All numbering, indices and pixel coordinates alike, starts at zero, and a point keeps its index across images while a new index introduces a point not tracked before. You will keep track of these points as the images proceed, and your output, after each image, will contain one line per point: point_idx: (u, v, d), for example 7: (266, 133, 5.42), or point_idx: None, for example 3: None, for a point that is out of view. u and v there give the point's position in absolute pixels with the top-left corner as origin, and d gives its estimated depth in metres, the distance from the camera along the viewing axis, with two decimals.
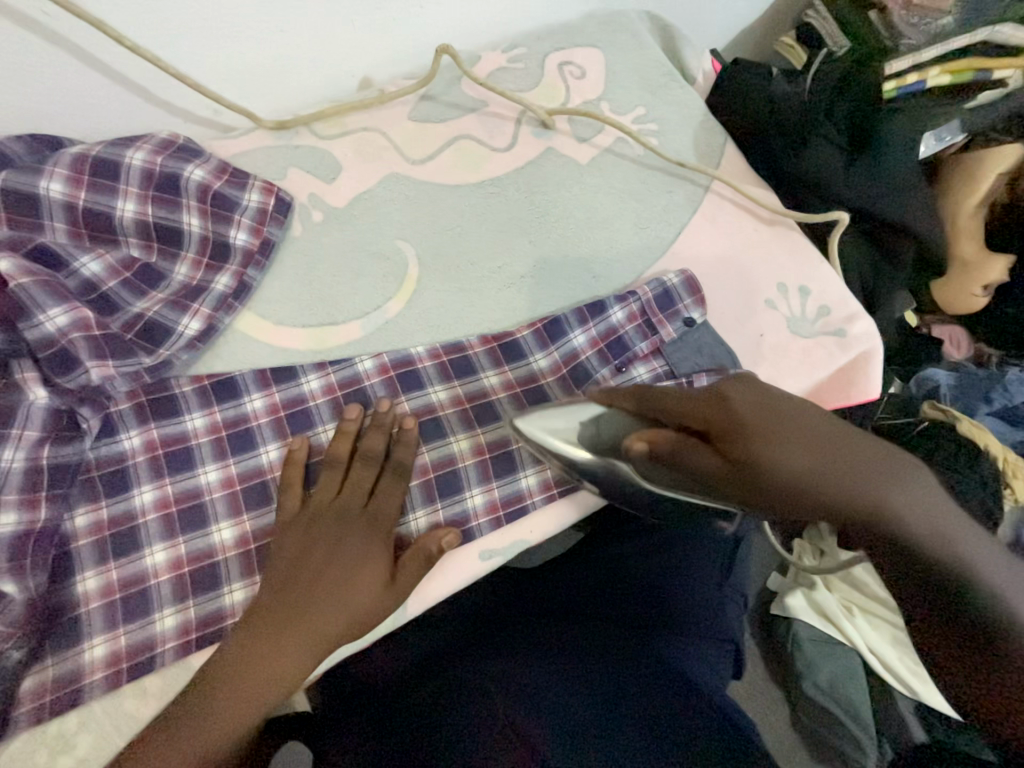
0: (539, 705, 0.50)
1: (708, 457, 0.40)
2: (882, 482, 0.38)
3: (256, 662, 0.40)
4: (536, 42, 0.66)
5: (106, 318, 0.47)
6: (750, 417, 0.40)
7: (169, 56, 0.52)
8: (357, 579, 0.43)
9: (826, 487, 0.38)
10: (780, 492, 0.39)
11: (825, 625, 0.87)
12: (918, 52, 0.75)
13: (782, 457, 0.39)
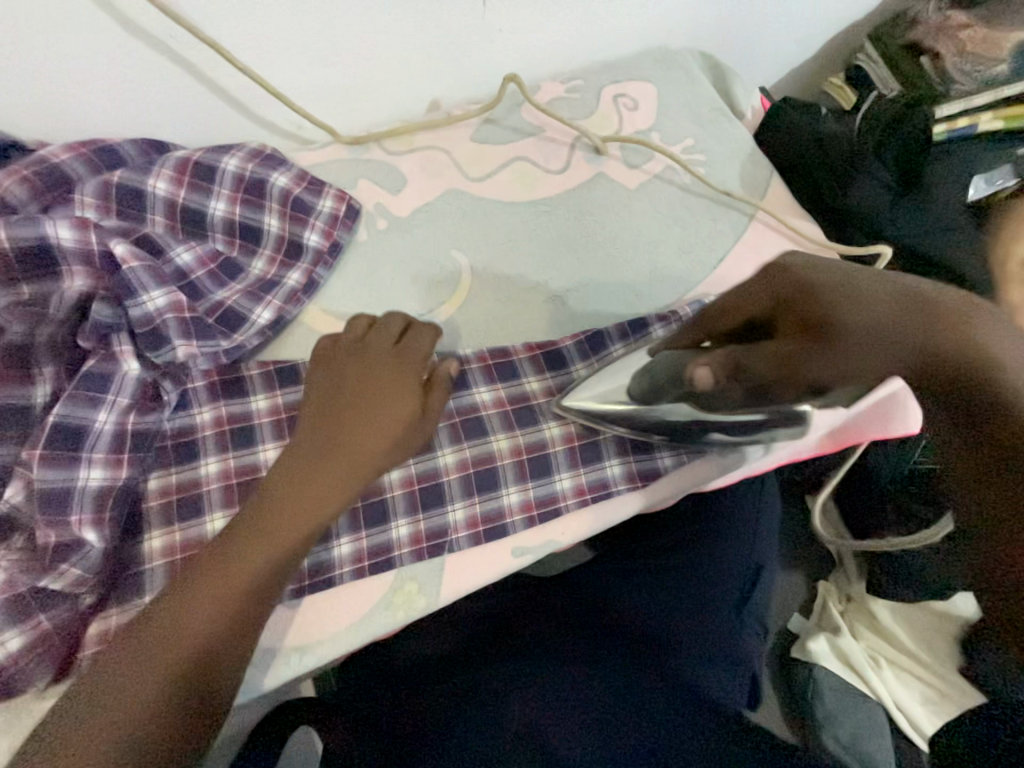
0: (554, 710, 0.52)
1: (770, 344, 0.41)
2: (1017, 366, 0.30)
3: (262, 550, 0.41)
4: (593, 75, 0.71)
5: (192, 303, 0.52)
6: (825, 287, 0.39)
7: (266, 75, 0.58)
8: (368, 438, 0.45)
9: (918, 352, 0.33)
10: (847, 357, 0.37)
11: (848, 675, 0.85)
12: (969, 98, 0.75)
13: (857, 321, 0.36)
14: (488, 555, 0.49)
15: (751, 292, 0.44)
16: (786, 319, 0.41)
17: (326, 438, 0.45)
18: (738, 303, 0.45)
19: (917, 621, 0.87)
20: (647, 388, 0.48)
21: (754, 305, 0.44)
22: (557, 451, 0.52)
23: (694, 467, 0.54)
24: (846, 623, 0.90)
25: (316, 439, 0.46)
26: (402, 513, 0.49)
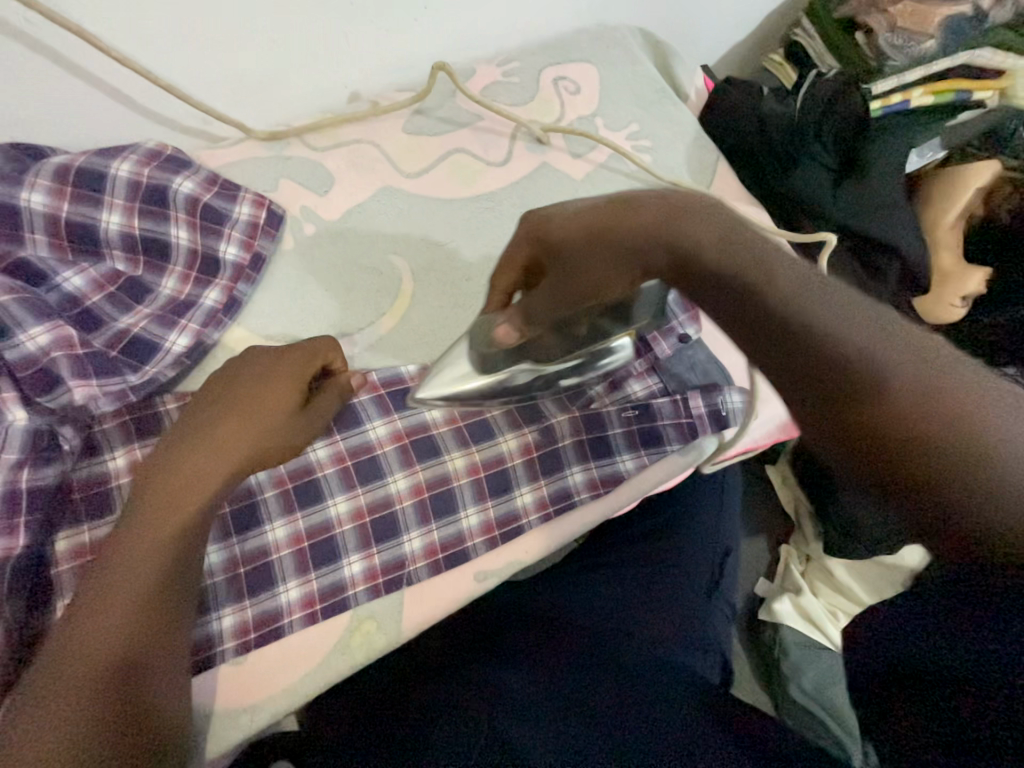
0: (528, 717, 0.51)
1: (546, 284, 0.42)
2: (705, 240, 0.37)
3: (143, 569, 0.37)
4: (531, 56, 0.67)
5: (89, 334, 0.46)
6: (560, 221, 0.42)
7: (155, 65, 0.51)
8: (232, 434, 0.41)
9: (628, 252, 0.39)
10: (586, 274, 0.41)
11: (809, 629, 0.89)
12: (901, 74, 0.78)
13: (588, 233, 0.40)
14: (452, 580, 0.47)
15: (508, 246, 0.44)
16: (550, 262, 0.43)
17: (188, 444, 0.40)
18: (509, 247, 0.44)
19: (869, 573, 0.90)
20: (483, 364, 0.46)
21: (514, 256, 0.44)
22: (515, 464, 0.50)
23: (655, 468, 0.53)
24: (806, 583, 0.94)
25: (177, 450, 0.40)
26: (354, 549, 0.46)
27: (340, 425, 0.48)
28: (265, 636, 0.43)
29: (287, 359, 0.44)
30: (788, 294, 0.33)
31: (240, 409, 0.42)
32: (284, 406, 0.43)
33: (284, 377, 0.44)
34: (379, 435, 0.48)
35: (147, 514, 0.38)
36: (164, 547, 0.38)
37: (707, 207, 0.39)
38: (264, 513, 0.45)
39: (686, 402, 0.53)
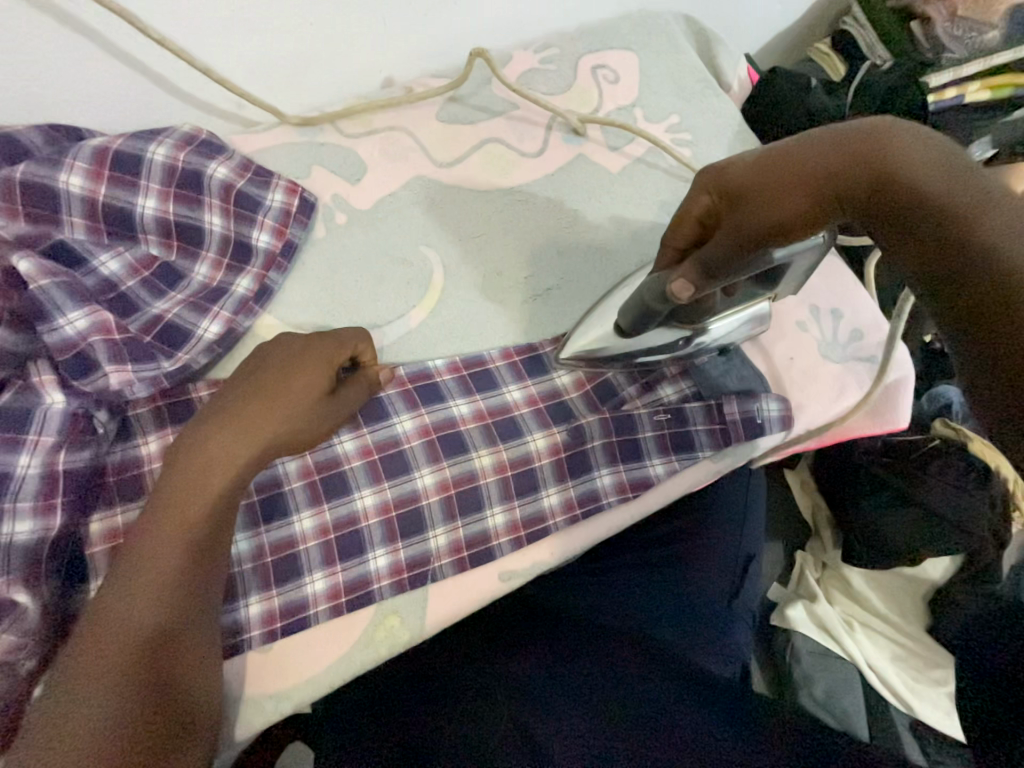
0: (544, 711, 0.51)
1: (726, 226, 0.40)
2: (920, 168, 0.35)
3: (173, 543, 0.37)
4: (569, 43, 0.65)
5: (124, 319, 0.46)
6: (752, 160, 0.40)
7: (193, 48, 0.50)
8: (267, 410, 0.42)
9: (826, 181, 0.38)
10: (779, 205, 0.39)
11: (824, 636, 0.87)
12: (960, 65, 0.74)
13: (797, 169, 0.38)
14: (475, 578, 0.47)
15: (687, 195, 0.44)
16: (729, 205, 0.41)
17: (216, 423, 0.40)
18: (695, 192, 0.43)
19: (890, 586, 0.91)
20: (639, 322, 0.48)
21: (696, 204, 0.43)
22: (542, 463, 0.49)
23: (685, 473, 0.51)
24: (822, 590, 0.93)
25: (206, 427, 0.40)
26: (380, 543, 0.45)
27: (367, 419, 0.48)
28: (292, 626, 0.43)
29: (313, 347, 0.45)
30: (991, 220, 0.31)
31: (266, 394, 0.42)
32: (313, 393, 0.43)
33: (313, 365, 0.44)
34: (406, 430, 0.48)
35: (180, 488, 0.38)
36: (194, 521, 0.38)
37: (932, 141, 0.36)
38: (292, 504, 0.45)
39: (721, 408, 0.51)
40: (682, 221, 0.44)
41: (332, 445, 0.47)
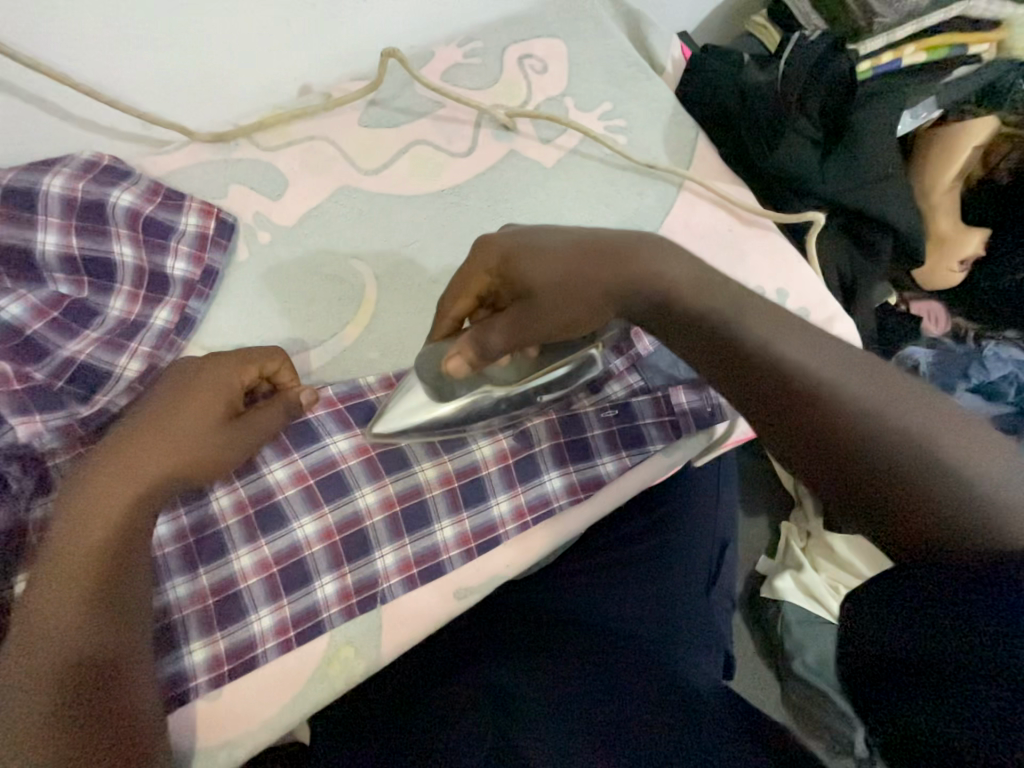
0: (529, 723, 0.50)
1: (502, 318, 0.41)
2: (679, 284, 0.37)
3: (84, 572, 0.36)
4: (493, 35, 0.62)
5: (30, 367, 0.43)
6: (514, 250, 0.42)
7: (81, 71, 0.47)
8: (179, 421, 0.41)
9: (607, 293, 0.39)
10: (557, 309, 0.40)
11: (810, 603, 0.90)
12: (892, 31, 0.75)
13: (552, 273, 0.40)
14: (430, 597, 0.45)
15: (456, 282, 0.44)
16: (508, 295, 0.43)
17: (109, 467, 0.39)
18: (461, 275, 0.44)
19: (870, 546, 0.91)
20: (434, 389, 0.44)
21: (475, 288, 0.44)
22: (490, 471, 0.48)
23: (639, 468, 0.50)
24: (808, 558, 0.94)
25: (116, 446, 0.40)
26: (326, 571, 0.44)
27: (297, 443, 0.46)
28: (241, 666, 0.42)
29: (214, 369, 0.43)
30: (754, 330, 0.35)
31: (165, 423, 0.41)
32: (215, 416, 0.42)
33: (215, 388, 0.42)
34: (341, 450, 0.46)
35: (75, 532, 0.37)
36: (99, 569, 0.36)
37: (678, 257, 0.39)
38: (228, 542, 0.43)
39: (669, 399, 0.51)
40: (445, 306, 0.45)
41: (262, 476, 0.45)
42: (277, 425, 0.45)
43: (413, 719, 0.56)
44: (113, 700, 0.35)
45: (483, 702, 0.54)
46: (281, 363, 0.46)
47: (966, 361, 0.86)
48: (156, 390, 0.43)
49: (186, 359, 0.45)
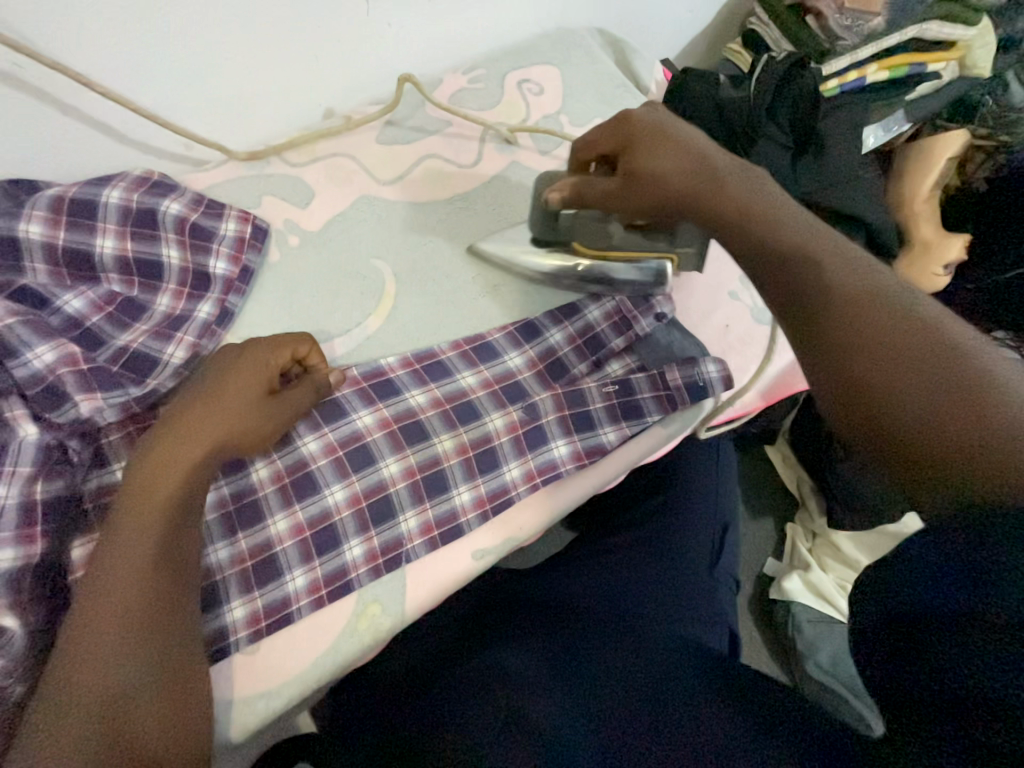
0: (539, 693, 0.53)
1: (612, 186, 0.50)
2: (734, 190, 0.44)
3: (132, 562, 0.39)
4: (495, 63, 0.70)
5: (92, 352, 0.48)
6: (647, 129, 0.49)
7: (138, 99, 0.54)
8: (226, 399, 0.45)
9: (688, 191, 0.46)
10: (648, 191, 0.48)
11: (819, 602, 0.95)
12: (855, 51, 0.84)
13: (656, 162, 0.47)
14: (449, 560, 0.49)
15: (602, 132, 0.53)
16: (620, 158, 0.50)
17: (154, 455, 0.42)
18: (608, 125, 0.52)
19: (877, 543, 0.95)
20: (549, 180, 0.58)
21: (604, 144, 0.52)
22: (501, 441, 0.52)
23: (638, 441, 0.55)
24: (815, 559, 0.99)
25: (167, 434, 0.43)
26: (354, 534, 0.48)
27: (329, 419, 0.51)
28: (277, 623, 0.45)
29: (255, 352, 0.48)
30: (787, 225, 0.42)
31: (210, 400, 0.45)
32: (256, 393, 0.46)
33: (253, 370, 0.47)
34: (368, 424, 0.51)
35: (128, 526, 0.40)
36: (132, 566, 0.39)
37: (755, 181, 0.45)
38: (265, 508, 0.48)
39: (664, 376, 0.55)
40: (586, 144, 0.54)
41: (297, 448, 0.49)
42: (310, 402, 0.49)
43: (433, 691, 0.59)
44: (135, 688, 0.36)
45: (495, 678, 0.56)
46: (310, 348, 0.50)
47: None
48: (204, 371, 0.48)
49: (226, 346, 0.50)
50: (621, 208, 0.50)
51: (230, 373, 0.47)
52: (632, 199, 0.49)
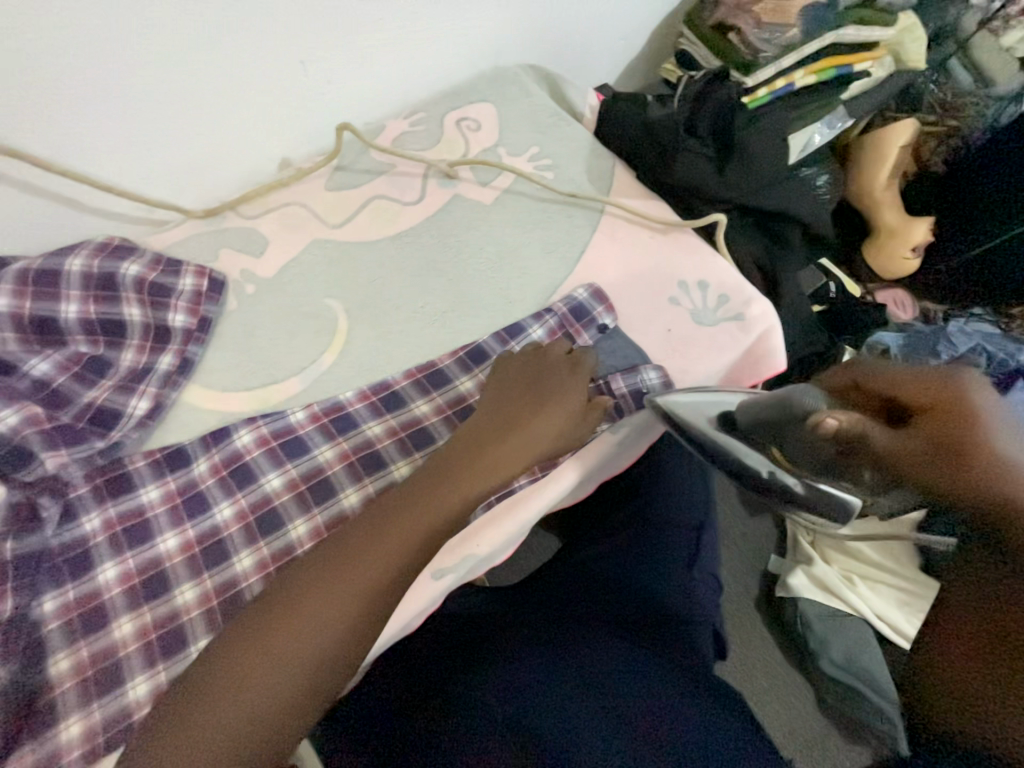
0: (536, 707, 0.57)
1: (905, 438, 0.37)
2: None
3: (373, 568, 0.45)
4: (434, 106, 0.75)
5: (57, 410, 0.51)
6: (988, 420, 0.35)
7: (95, 172, 0.58)
8: (523, 420, 0.53)
9: (998, 494, 0.32)
10: (963, 476, 0.34)
11: (827, 597, 0.94)
12: (776, 64, 0.87)
13: (1013, 450, 0.34)
14: (409, 584, 0.50)
15: (908, 377, 0.40)
16: (923, 420, 0.37)
17: (452, 470, 0.49)
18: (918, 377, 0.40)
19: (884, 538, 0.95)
20: (760, 406, 0.49)
21: (907, 390, 0.39)
22: None
23: (590, 450, 0.56)
24: (818, 551, 0.99)
25: (456, 449, 0.51)
26: None
27: (290, 455, 0.53)
28: None
29: (514, 370, 0.56)
30: None
31: (530, 408, 0.53)
32: (565, 414, 0.54)
33: (562, 395, 0.54)
34: (328, 458, 0.53)
35: (378, 533, 0.46)
36: (370, 577, 0.44)
37: None
38: (231, 548, 0.50)
39: (609, 385, 0.58)
40: (883, 379, 0.41)
41: (261, 485, 0.52)
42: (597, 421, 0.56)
43: (432, 709, 0.60)
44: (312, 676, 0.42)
45: (490, 701, 0.58)
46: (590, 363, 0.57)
47: (935, 339, 1.03)
48: (513, 383, 0.55)
49: (513, 357, 0.57)
50: (909, 458, 0.36)
51: (554, 388, 0.55)
52: (917, 469, 0.36)
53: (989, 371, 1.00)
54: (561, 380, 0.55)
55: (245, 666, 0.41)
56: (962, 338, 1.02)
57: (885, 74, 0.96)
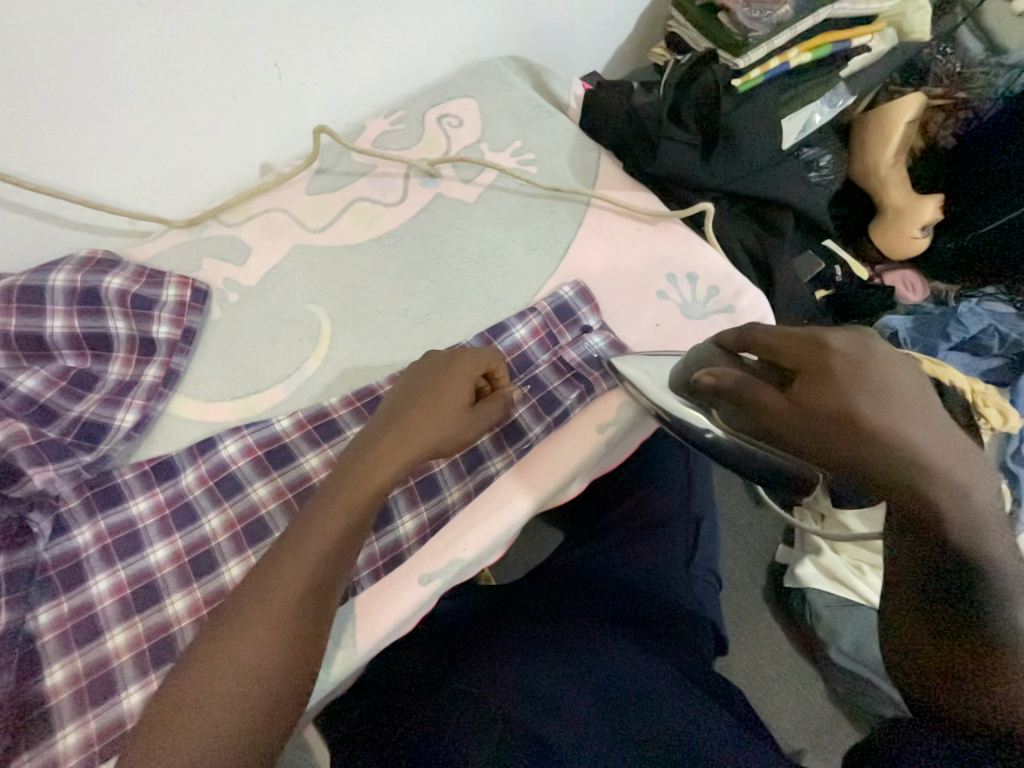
0: (531, 698, 0.55)
1: (779, 400, 0.44)
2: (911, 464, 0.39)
3: (296, 582, 0.42)
4: (414, 103, 0.74)
5: (44, 427, 0.51)
6: (847, 375, 0.40)
7: (73, 187, 0.58)
8: (416, 414, 0.50)
9: (852, 456, 0.40)
10: (812, 436, 0.42)
11: (834, 587, 0.93)
12: (769, 42, 0.84)
13: (864, 410, 0.39)
14: (394, 589, 0.50)
15: (785, 337, 0.44)
16: (799, 381, 0.43)
17: (344, 477, 0.47)
18: (793, 337, 0.44)
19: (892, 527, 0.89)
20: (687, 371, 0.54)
21: (784, 353, 0.44)
22: (441, 467, 0.54)
23: (577, 447, 0.56)
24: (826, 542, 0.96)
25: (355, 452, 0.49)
26: None
27: (276, 464, 0.53)
28: None
29: (417, 374, 0.53)
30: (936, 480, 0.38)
31: (422, 406, 0.50)
32: (460, 405, 0.50)
33: (455, 384, 0.51)
34: (314, 466, 0.53)
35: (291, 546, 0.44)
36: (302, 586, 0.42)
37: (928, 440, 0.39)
38: (219, 557, 0.50)
39: (565, 360, 0.59)
40: (768, 338, 0.46)
41: (248, 494, 0.52)
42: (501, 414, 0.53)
43: (430, 704, 0.59)
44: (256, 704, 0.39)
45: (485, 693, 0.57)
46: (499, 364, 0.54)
47: (945, 322, 0.99)
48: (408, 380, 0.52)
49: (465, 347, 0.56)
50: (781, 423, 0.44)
51: (442, 381, 0.51)
52: (790, 427, 0.43)
53: (1001, 352, 0.97)
54: (449, 373, 0.52)
55: (192, 696, 0.38)
56: (973, 319, 0.98)
57: (886, 47, 0.92)
